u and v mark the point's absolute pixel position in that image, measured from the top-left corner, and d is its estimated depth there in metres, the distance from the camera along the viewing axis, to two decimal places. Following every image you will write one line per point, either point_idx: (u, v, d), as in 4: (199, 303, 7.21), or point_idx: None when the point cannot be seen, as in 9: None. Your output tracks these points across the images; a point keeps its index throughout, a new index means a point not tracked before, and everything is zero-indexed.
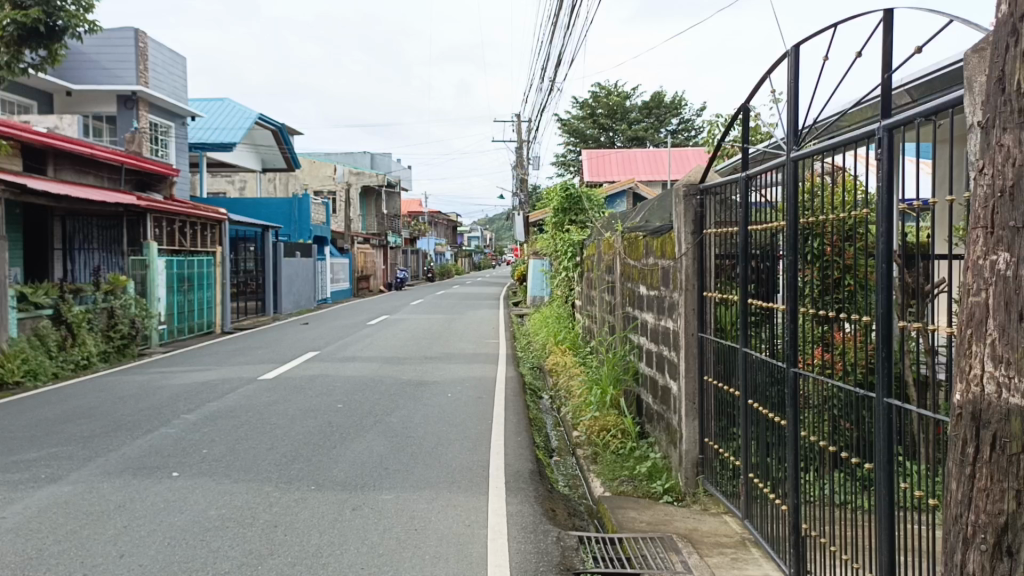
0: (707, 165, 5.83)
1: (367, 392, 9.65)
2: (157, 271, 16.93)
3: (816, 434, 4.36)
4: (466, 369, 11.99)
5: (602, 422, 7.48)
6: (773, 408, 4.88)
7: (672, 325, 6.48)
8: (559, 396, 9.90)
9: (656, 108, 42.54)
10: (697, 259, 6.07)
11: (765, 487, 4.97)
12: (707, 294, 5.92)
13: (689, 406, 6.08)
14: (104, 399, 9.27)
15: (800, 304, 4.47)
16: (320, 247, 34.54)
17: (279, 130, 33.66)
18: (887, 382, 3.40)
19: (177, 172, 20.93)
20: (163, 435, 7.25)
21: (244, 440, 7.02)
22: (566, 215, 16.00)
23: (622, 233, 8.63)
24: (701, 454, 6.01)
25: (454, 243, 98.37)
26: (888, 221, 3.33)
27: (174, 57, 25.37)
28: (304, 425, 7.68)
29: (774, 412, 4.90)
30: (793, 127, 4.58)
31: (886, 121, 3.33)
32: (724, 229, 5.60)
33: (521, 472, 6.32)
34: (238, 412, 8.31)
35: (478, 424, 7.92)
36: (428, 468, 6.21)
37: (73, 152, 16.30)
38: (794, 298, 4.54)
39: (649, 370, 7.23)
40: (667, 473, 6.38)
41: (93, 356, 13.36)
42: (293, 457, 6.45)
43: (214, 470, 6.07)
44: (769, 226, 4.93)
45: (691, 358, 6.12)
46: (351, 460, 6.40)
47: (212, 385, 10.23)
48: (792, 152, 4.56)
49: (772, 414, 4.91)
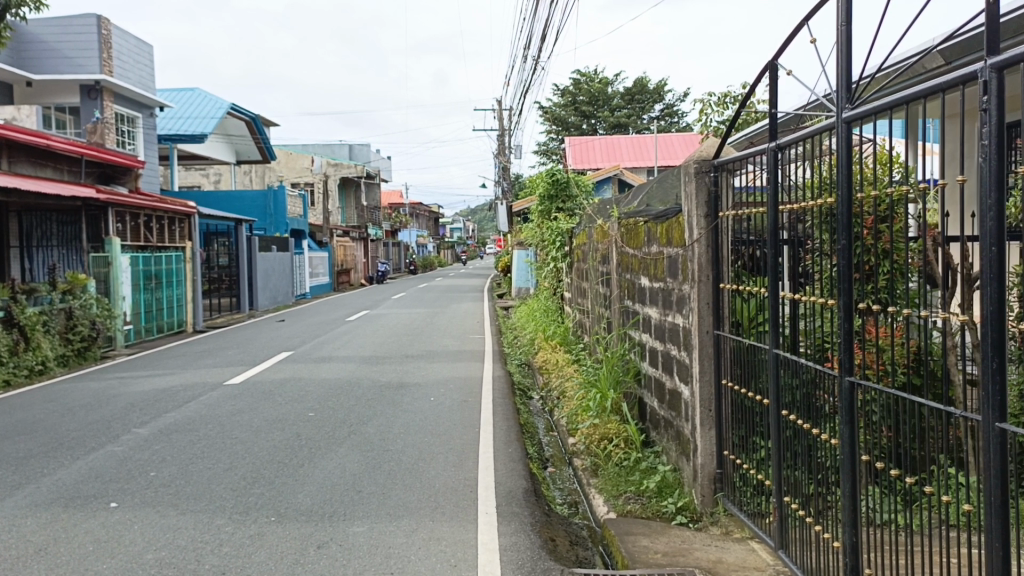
0: (724, 137, 5.05)
1: (342, 397, 8.82)
2: (120, 269, 16.13)
3: (869, 456, 3.57)
4: (450, 368, 11.19)
5: (603, 430, 6.67)
6: (815, 421, 4.14)
7: (681, 322, 5.70)
8: (550, 397, 9.12)
9: (639, 95, 41.68)
10: (711, 247, 5.27)
11: (801, 509, 4.31)
12: (723, 287, 5.18)
13: (705, 414, 5.33)
14: (51, 411, 8.42)
15: (848, 306, 3.50)
16: (298, 240, 33.54)
17: (253, 121, 32.59)
18: (1000, 406, 2.49)
19: (141, 162, 19.83)
20: (108, 454, 6.43)
21: (199, 460, 6.20)
22: (553, 202, 15.25)
23: (618, 219, 7.91)
24: (719, 469, 5.26)
25: (436, 237, 97.74)
26: (1000, 193, 2.44)
27: (139, 46, 24.23)
28: (269, 439, 6.86)
29: (821, 426, 4.16)
30: (846, 79, 3.38)
31: (994, 60, 2.45)
32: (747, 211, 4.81)
33: (513, 492, 5.57)
34: (196, 425, 7.47)
35: (464, 434, 7.14)
36: (408, 490, 5.46)
37: (28, 143, 15.26)
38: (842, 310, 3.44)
39: (653, 372, 6.50)
40: (679, 489, 5.63)
41: (48, 361, 12.49)
42: (253, 480, 5.66)
43: (159, 499, 5.28)
44: (807, 205, 4.17)
45: (705, 360, 5.35)
46: (319, 482, 5.60)
47: (173, 393, 9.37)
48: (844, 112, 3.37)
49: (816, 426, 4.18)
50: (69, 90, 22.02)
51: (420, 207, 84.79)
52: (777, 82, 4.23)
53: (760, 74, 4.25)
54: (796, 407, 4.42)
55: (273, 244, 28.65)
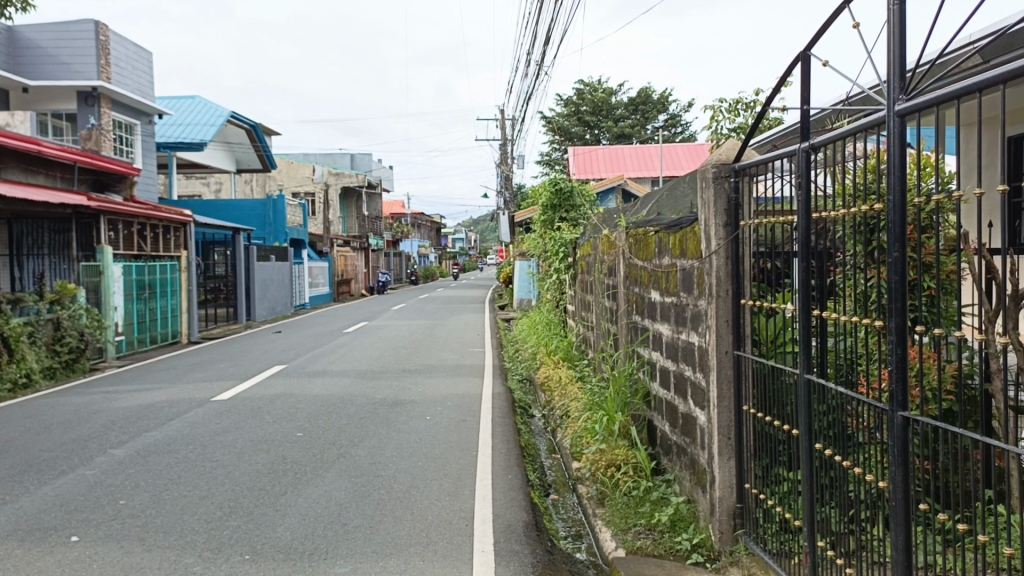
0: (745, 139, 4.61)
1: (333, 415, 8.37)
2: (112, 278, 15.70)
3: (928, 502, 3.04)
4: (449, 384, 10.72)
5: (610, 456, 6.18)
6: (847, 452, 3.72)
7: (696, 341, 5.25)
8: (553, 416, 8.64)
9: (643, 104, 41.30)
10: (730, 260, 4.81)
11: (837, 554, 3.85)
12: (744, 303, 4.73)
13: (723, 443, 4.87)
14: (27, 429, 7.97)
15: (903, 331, 2.98)
16: (297, 250, 33.10)
17: (252, 129, 32.23)
18: None
19: (137, 170, 19.40)
20: (78, 479, 5.97)
21: (174, 486, 5.74)
22: (556, 211, 14.81)
23: (626, 229, 7.47)
24: (740, 504, 4.80)
25: (438, 247, 97.55)
26: None
27: (138, 52, 23.89)
28: (253, 462, 6.41)
29: (852, 456, 3.75)
30: (900, 67, 2.94)
31: None
32: (779, 219, 4.34)
33: (513, 526, 5.12)
34: (177, 446, 7.01)
35: (460, 458, 6.67)
36: (398, 524, 5.00)
37: (19, 149, 14.83)
38: (893, 335, 2.96)
39: (664, 393, 6.05)
40: (694, 524, 5.16)
41: (33, 373, 12.01)
42: (230, 510, 5.20)
43: (126, 533, 4.81)
44: (845, 212, 3.70)
45: (723, 383, 4.88)
46: (301, 514, 5.15)
47: (157, 409, 8.90)
48: (898, 105, 2.92)
49: (845, 457, 3.78)
50: (66, 96, 21.66)
51: (422, 217, 84.62)
52: (809, 74, 3.79)
53: (789, 67, 3.82)
54: (830, 439, 3.96)
55: (272, 253, 28.24)
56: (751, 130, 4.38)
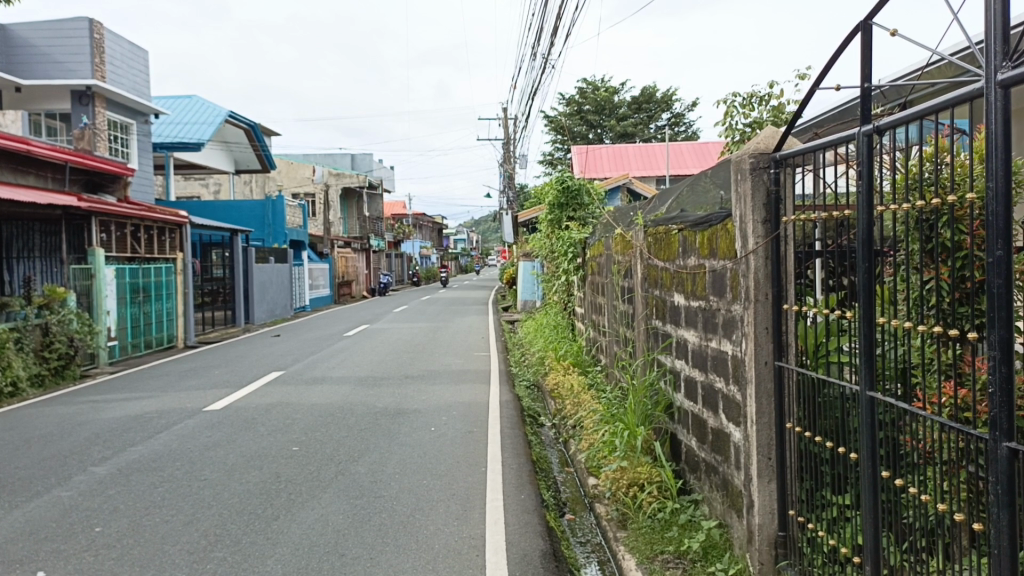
0: (787, 126, 4.10)
1: (332, 427, 7.88)
2: (104, 281, 15.25)
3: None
4: (453, 390, 10.24)
5: (632, 475, 5.67)
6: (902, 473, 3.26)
7: (730, 350, 4.75)
8: (564, 427, 8.15)
9: (646, 104, 40.87)
10: (772, 260, 4.30)
11: None
12: (787, 309, 4.22)
13: (763, 464, 4.37)
14: (5, 443, 7.48)
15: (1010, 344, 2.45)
16: (298, 252, 32.62)
17: (251, 129, 31.77)
18: None
19: (132, 170, 18.92)
20: (52, 502, 5.48)
21: (157, 511, 5.25)
22: (563, 210, 14.29)
23: (643, 227, 6.99)
24: (783, 532, 4.29)
25: (439, 248, 97.19)
26: None
27: (134, 50, 23.39)
28: (243, 481, 5.93)
29: (910, 480, 3.28)
30: (1003, 26, 2.46)
31: None
32: (826, 213, 3.83)
33: (529, 556, 4.62)
34: (163, 463, 6.52)
35: (468, 476, 6.19)
36: (402, 554, 4.51)
37: (8, 148, 14.32)
38: (996, 351, 2.45)
39: (689, 405, 5.57)
40: (729, 553, 4.66)
41: (20, 380, 11.53)
42: (217, 539, 4.73)
43: (99, 566, 4.33)
44: (911, 206, 3.19)
45: (762, 397, 4.38)
46: (294, 542, 4.67)
47: (145, 421, 8.42)
48: (1001, 73, 2.44)
49: (903, 479, 3.30)
50: (60, 95, 21.16)
51: (424, 217, 84.29)
52: (870, 46, 3.29)
53: (847, 37, 3.31)
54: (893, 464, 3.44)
55: (270, 255, 27.78)
56: (790, 120, 3.88)
